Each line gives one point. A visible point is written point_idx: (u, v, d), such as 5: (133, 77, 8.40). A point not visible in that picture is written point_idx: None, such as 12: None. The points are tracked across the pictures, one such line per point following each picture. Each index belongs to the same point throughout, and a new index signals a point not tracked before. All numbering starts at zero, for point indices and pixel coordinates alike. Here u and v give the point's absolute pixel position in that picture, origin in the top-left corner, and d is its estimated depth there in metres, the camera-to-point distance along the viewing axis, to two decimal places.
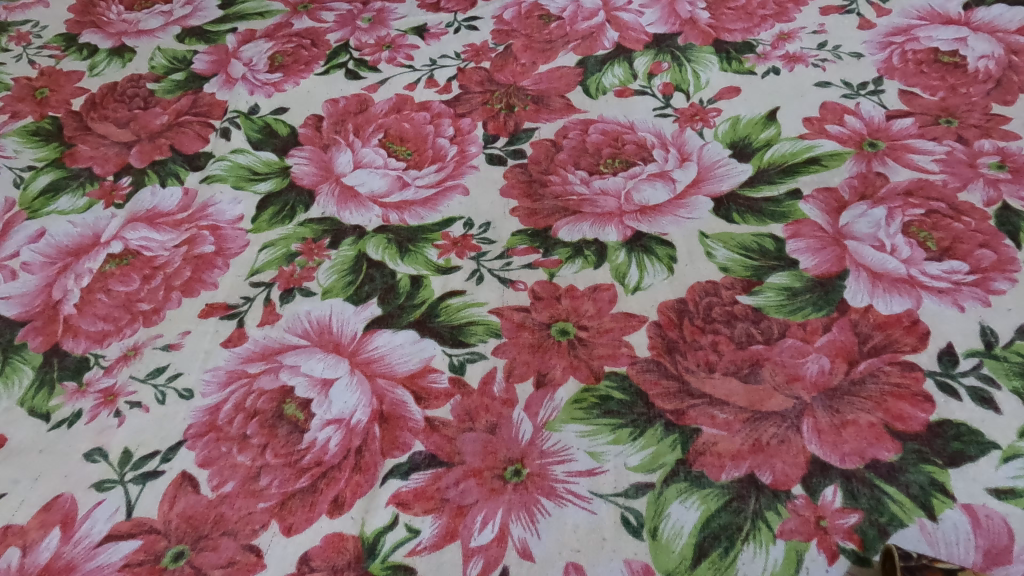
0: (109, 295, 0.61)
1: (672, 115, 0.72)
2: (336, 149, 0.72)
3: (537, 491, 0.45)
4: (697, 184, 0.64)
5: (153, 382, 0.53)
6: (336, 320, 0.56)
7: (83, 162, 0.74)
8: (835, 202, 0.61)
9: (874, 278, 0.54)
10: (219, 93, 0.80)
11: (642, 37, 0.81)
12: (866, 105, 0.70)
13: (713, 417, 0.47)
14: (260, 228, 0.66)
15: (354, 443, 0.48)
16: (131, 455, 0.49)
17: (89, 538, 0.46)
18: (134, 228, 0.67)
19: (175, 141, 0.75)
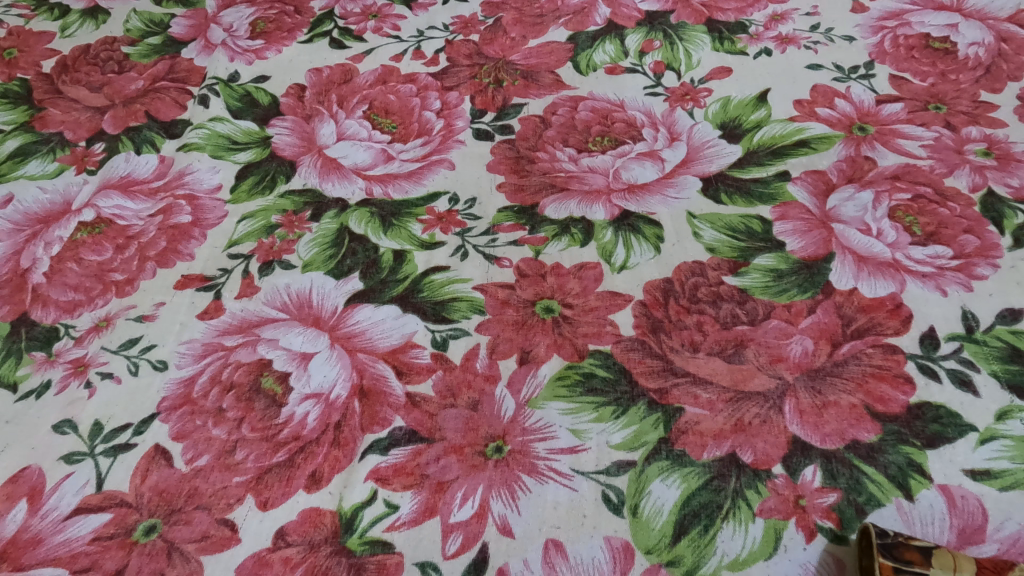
0: (81, 264, 0.59)
1: (662, 94, 0.71)
2: (318, 120, 0.70)
3: (518, 468, 0.45)
4: (686, 164, 0.63)
5: (125, 353, 0.52)
6: (316, 294, 0.55)
7: (54, 127, 0.72)
8: (823, 185, 0.61)
9: (859, 261, 0.54)
10: (198, 59, 0.78)
11: (634, 13, 0.80)
12: (856, 89, 0.70)
13: (696, 397, 0.47)
14: (239, 199, 0.64)
15: (333, 418, 0.47)
16: (102, 427, 0.48)
17: (56, 512, 0.44)
18: (107, 196, 0.64)
19: (151, 107, 0.73)
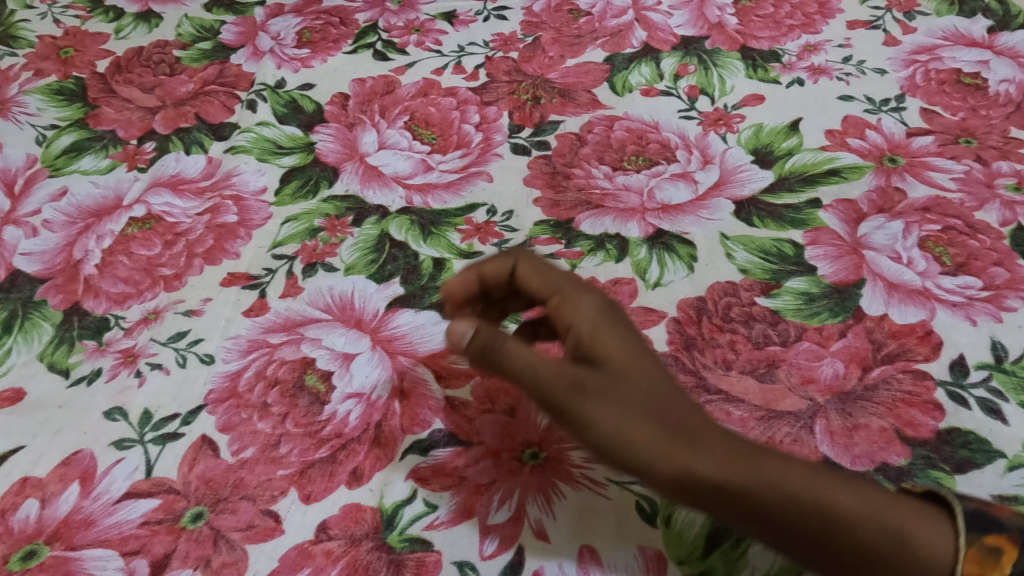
0: (131, 258, 0.61)
1: (696, 118, 0.73)
2: (361, 129, 0.73)
3: (554, 475, 0.46)
4: (719, 186, 0.65)
5: (174, 346, 0.54)
6: (358, 297, 0.57)
7: (107, 125, 0.74)
8: (854, 213, 0.62)
9: (889, 288, 0.55)
10: (246, 65, 0.80)
11: (670, 38, 0.82)
12: (887, 121, 0.71)
13: (729, 413, 0.48)
14: (283, 202, 0.66)
15: (374, 418, 0.48)
16: (151, 416, 0.49)
17: (107, 495, 0.46)
18: (157, 194, 0.67)
19: (200, 110, 0.75)
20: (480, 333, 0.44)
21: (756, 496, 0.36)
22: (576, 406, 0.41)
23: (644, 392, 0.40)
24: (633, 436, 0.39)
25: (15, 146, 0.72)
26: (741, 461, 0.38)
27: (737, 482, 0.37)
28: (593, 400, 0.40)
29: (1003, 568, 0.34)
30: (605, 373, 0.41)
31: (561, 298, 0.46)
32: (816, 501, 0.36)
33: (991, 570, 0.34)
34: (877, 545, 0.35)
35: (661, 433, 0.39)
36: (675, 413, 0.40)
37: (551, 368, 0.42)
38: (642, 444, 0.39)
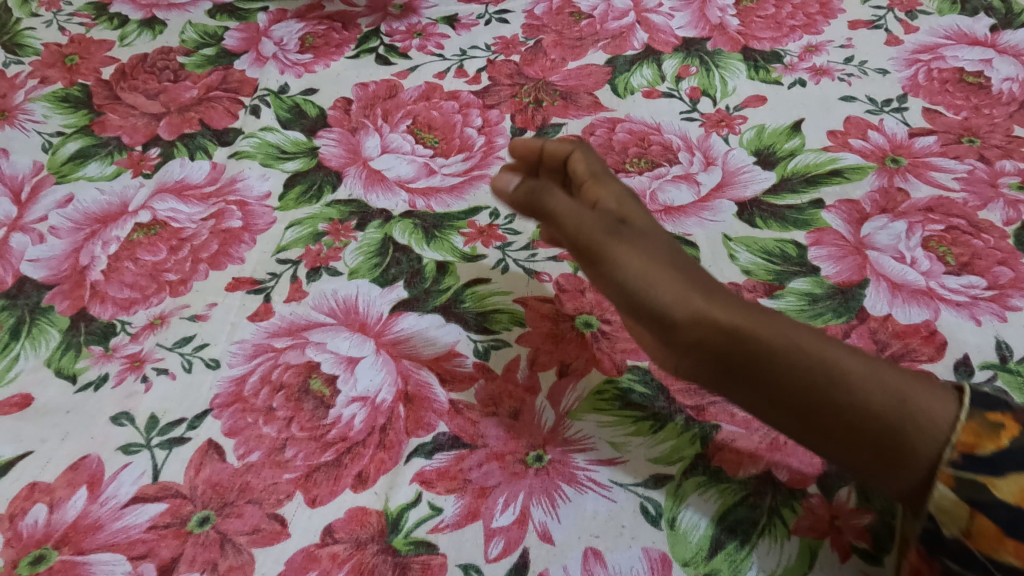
0: (137, 264, 0.62)
1: (698, 119, 0.73)
2: (364, 133, 0.73)
3: (558, 477, 0.46)
4: (721, 188, 0.66)
5: (180, 351, 0.54)
6: (362, 301, 0.57)
7: (113, 131, 0.75)
8: (857, 213, 0.62)
9: (894, 288, 0.55)
10: (250, 71, 0.81)
11: (671, 40, 0.82)
12: (889, 121, 0.71)
13: (733, 415, 0.48)
14: (287, 206, 0.66)
15: (379, 421, 0.48)
16: (158, 421, 0.50)
17: (115, 499, 0.46)
18: (162, 199, 0.67)
19: (204, 116, 0.76)
20: (526, 182, 0.51)
21: (766, 338, 0.41)
22: (606, 247, 0.47)
23: (668, 251, 0.47)
24: (655, 277, 0.45)
25: (21, 153, 0.73)
26: (751, 316, 0.42)
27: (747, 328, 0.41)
28: (619, 246, 0.47)
29: (1000, 441, 0.36)
30: (634, 230, 0.48)
31: (595, 182, 0.54)
32: (823, 355, 0.40)
33: (986, 441, 0.36)
34: (878, 403, 0.38)
35: (683, 284, 0.44)
36: (696, 272, 0.46)
37: (591, 218, 0.48)
38: (659, 283, 0.44)
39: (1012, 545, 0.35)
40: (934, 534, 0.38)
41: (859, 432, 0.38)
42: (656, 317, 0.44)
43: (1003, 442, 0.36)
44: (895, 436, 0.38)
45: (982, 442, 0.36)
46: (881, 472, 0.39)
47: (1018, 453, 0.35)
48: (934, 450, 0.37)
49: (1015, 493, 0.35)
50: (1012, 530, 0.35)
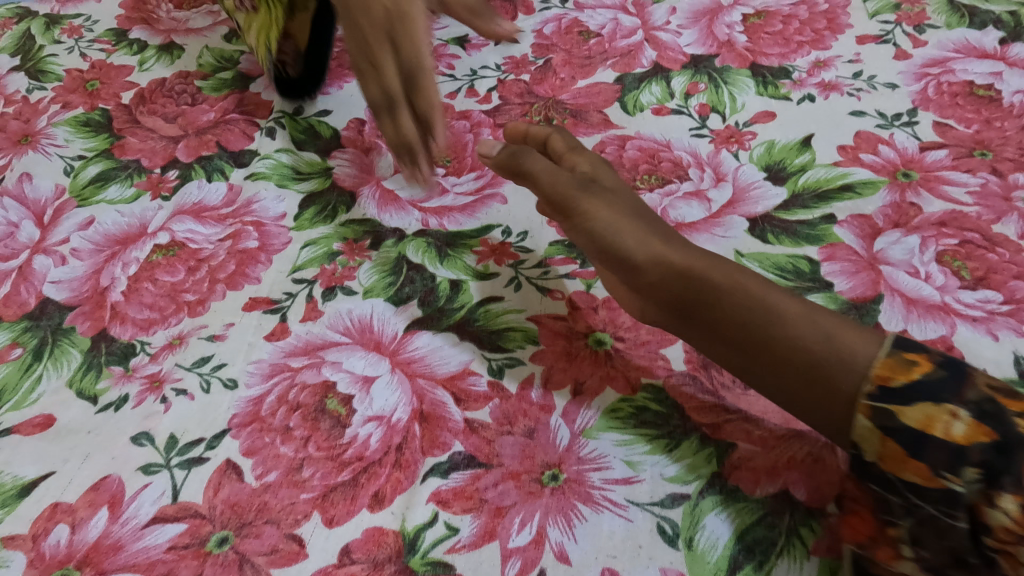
0: (156, 284, 0.63)
1: (707, 136, 0.74)
2: (377, 153, 0.74)
3: (575, 496, 0.46)
4: (732, 204, 0.66)
5: (198, 371, 0.55)
6: (376, 320, 0.57)
7: (132, 154, 0.77)
8: (870, 228, 0.62)
9: (908, 304, 0.55)
10: (265, 93, 0.82)
11: (680, 57, 0.83)
12: (900, 135, 0.71)
13: (749, 433, 0.48)
14: (302, 226, 0.67)
15: (395, 441, 0.49)
16: (177, 440, 0.50)
17: (135, 520, 0.47)
18: (180, 221, 0.69)
19: (221, 138, 0.77)
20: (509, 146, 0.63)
21: (711, 278, 0.49)
22: (578, 201, 0.57)
23: (632, 206, 0.56)
24: (620, 226, 0.54)
25: (44, 177, 0.75)
26: (699, 259, 0.51)
27: (697, 271, 0.50)
28: (587, 201, 0.56)
29: (911, 374, 0.38)
30: (603, 190, 0.58)
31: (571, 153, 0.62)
32: (757, 294, 0.47)
33: (899, 374, 0.39)
34: (810, 340, 0.43)
35: (645, 235, 0.54)
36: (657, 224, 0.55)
37: (566, 177, 0.58)
38: (621, 230, 0.54)
39: (915, 466, 0.37)
40: (857, 458, 0.40)
41: (787, 360, 0.44)
42: (621, 260, 0.53)
43: (914, 375, 0.38)
44: (819, 366, 0.42)
45: (895, 375, 0.39)
46: (805, 401, 0.43)
47: (926, 386, 0.37)
48: (855, 384, 0.40)
49: (920, 419, 0.37)
50: (917, 453, 0.37)
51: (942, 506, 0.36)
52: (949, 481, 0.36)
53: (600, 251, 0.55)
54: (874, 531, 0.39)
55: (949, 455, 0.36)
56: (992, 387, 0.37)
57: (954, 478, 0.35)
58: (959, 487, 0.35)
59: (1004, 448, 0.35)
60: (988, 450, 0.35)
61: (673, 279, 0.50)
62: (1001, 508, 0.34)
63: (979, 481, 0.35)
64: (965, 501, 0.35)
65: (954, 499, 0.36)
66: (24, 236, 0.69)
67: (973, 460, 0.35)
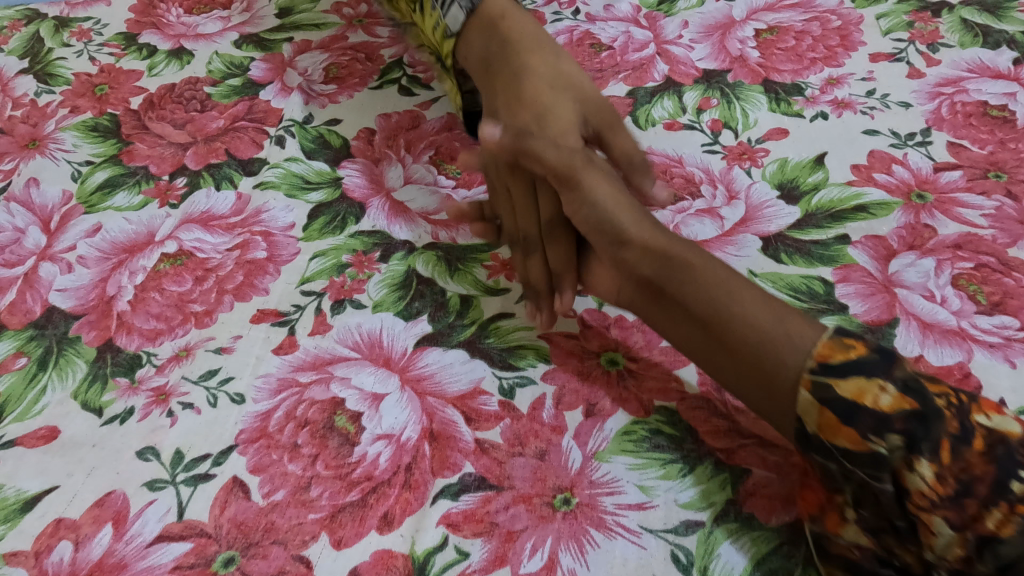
0: (163, 294, 0.62)
1: (720, 152, 0.74)
2: (387, 164, 0.74)
3: (587, 521, 0.45)
4: (745, 222, 0.66)
5: (205, 384, 0.54)
6: (386, 335, 0.57)
7: (140, 161, 0.76)
8: (884, 250, 0.61)
9: (924, 328, 0.54)
10: (275, 101, 0.82)
11: (692, 71, 0.83)
12: (913, 155, 0.71)
13: (764, 459, 0.47)
14: (311, 237, 0.67)
15: (404, 460, 0.48)
16: (183, 456, 0.50)
17: (140, 538, 0.46)
18: (188, 229, 0.68)
19: (230, 146, 0.77)
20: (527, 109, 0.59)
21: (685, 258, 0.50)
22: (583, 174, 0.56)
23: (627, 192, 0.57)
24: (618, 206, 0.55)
25: (51, 183, 0.74)
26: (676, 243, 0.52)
27: (677, 253, 0.51)
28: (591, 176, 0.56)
29: (849, 354, 0.39)
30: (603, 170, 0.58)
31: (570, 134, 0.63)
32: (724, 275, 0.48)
33: (837, 353, 0.40)
34: (763, 319, 0.44)
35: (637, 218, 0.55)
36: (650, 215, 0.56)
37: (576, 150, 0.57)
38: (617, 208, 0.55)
39: (847, 433, 0.38)
40: (801, 433, 0.41)
41: (742, 338, 0.44)
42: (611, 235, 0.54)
43: (851, 355, 0.39)
44: (762, 342, 0.43)
45: (834, 354, 0.40)
46: (749, 380, 0.44)
47: (863, 364, 0.39)
48: (797, 360, 0.41)
49: (852, 391, 0.38)
50: (848, 420, 0.38)
51: (870, 469, 0.37)
52: (875, 444, 0.37)
53: (590, 222, 0.56)
54: (823, 502, 0.41)
55: (876, 422, 0.37)
56: (914, 371, 0.39)
57: (879, 441, 0.37)
58: (883, 451, 0.37)
59: (925, 418, 0.37)
60: (910, 419, 0.37)
61: (652, 257, 0.51)
62: (920, 473, 0.36)
63: (901, 448, 0.36)
64: (891, 466, 0.37)
65: (880, 463, 0.37)
66: (30, 242, 0.68)
67: (896, 427, 0.37)
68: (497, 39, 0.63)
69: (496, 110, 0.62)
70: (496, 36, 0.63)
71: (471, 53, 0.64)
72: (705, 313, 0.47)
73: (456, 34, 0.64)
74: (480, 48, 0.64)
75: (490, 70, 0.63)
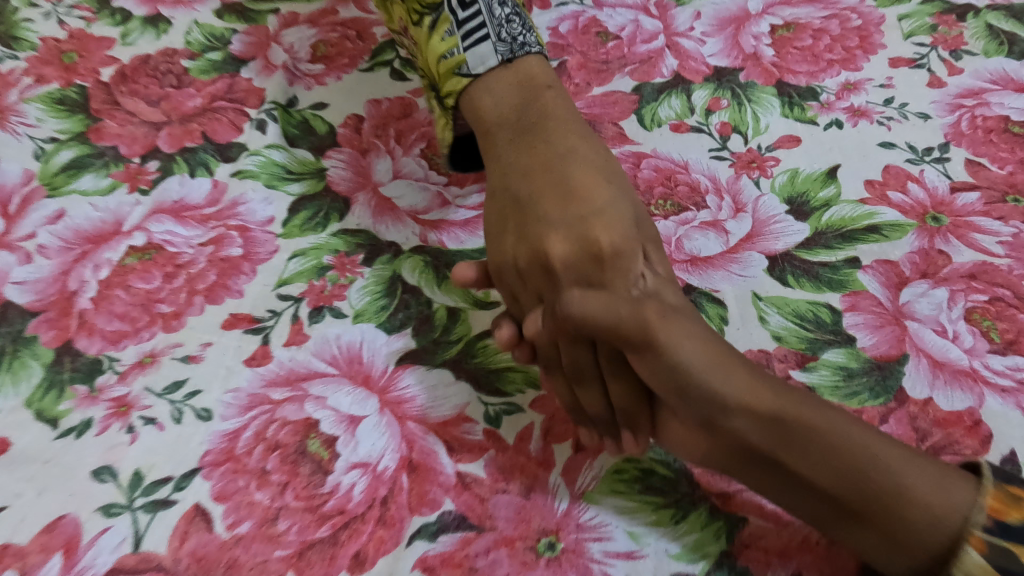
0: (128, 292, 0.58)
1: (728, 158, 0.70)
2: (375, 155, 0.69)
3: (571, 570, 0.42)
4: (751, 238, 0.62)
5: (169, 398, 0.50)
6: (366, 349, 0.53)
7: (109, 140, 0.71)
8: (896, 276, 0.58)
9: (935, 366, 0.51)
10: (257, 79, 0.76)
11: (702, 67, 0.78)
12: (930, 173, 0.67)
13: (761, 507, 0.44)
14: (291, 233, 0.63)
15: (380, 493, 0.45)
16: (142, 478, 0.46)
17: (91, 569, 0.43)
18: (158, 220, 0.63)
19: (207, 128, 0.72)
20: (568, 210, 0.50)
21: (802, 413, 0.41)
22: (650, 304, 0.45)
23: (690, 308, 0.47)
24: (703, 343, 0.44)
25: (11, 160, 0.69)
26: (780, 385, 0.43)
27: (790, 412, 0.41)
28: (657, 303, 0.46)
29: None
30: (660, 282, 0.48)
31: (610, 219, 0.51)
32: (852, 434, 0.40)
33: (1011, 509, 0.37)
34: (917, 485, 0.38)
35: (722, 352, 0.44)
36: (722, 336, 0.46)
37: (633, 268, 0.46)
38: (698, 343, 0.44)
39: None
40: None
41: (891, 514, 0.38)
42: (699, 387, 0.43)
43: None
44: (919, 518, 0.38)
45: (1010, 511, 0.37)
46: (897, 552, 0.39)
47: None
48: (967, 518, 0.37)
49: None
50: None
51: None
52: None
53: (673, 381, 0.44)
54: None
55: None
56: None
57: None
58: None
59: None
60: None
61: (759, 417, 0.42)
62: None
63: None
64: None
65: None
66: None
67: None
68: (531, 105, 0.56)
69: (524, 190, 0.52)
70: (531, 99, 0.56)
71: (495, 108, 0.56)
72: (851, 495, 0.39)
73: (474, 75, 0.57)
74: (509, 104, 0.56)
75: (522, 134, 0.55)
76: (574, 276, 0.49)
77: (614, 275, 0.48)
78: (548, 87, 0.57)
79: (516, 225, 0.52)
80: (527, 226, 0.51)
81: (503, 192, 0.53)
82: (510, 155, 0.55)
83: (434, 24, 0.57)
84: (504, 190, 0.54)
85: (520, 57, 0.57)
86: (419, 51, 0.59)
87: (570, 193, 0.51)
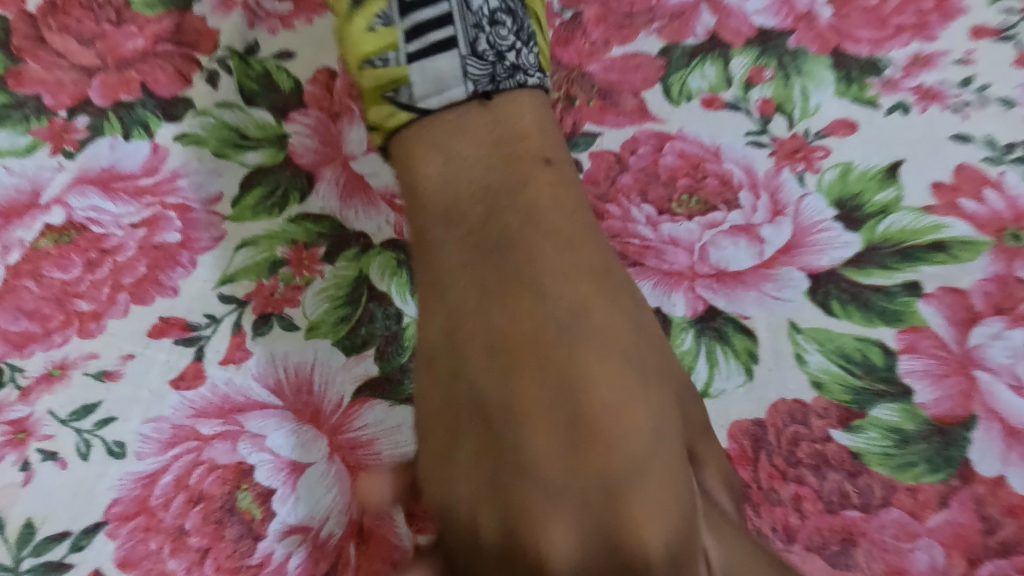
0: (42, 284, 0.49)
1: (768, 145, 0.56)
2: (349, 121, 0.55)
3: None
4: (789, 250, 0.51)
5: (77, 426, 0.42)
6: (319, 374, 0.44)
7: (30, 85, 0.58)
8: (966, 310, 0.47)
9: (1010, 436, 0.41)
10: (212, 19, 0.60)
11: (746, 28, 0.61)
12: (1012, 176, 0.52)
13: None
14: (241, 217, 0.52)
15: (321, 569, 0.38)
16: (33, 532, 0.39)
17: None
18: (82, 193, 0.53)
19: (148, 77, 0.58)
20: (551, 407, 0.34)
21: None
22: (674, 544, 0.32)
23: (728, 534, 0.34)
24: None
25: None
26: None
27: None
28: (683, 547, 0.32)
29: None
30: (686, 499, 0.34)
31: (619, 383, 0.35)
32: None
33: None
34: None
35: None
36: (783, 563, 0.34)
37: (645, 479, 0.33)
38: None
39: None
40: None
41: None
42: None
43: None
44: None
45: None
46: None
47: None
48: None
49: None
50: None
51: None
52: None
53: None
54: None
55: None
56: None
57: None
58: None
59: None
60: None
61: None
62: None
63: None
64: None
65: None
66: None
67: None
68: (507, 193, 0.41)
69: (498, 350, 0.36)
70: (508, 181, 0.41)
71: (435, 183, 0.42)
72: None
73: (419, 110, 0.42)
74: (472, 185, 0.42)
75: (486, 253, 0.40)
76: (565, 503, 0.33)
77: (623, 495, 0.33)
78: (540, 162, 0.42)
79: (490, 434, 0.36)
80: (503, 462, 0.35)
81: (464, 394, 0.36)
82: (477, 285, 0.39)
83: (366, 6, 0.44)
84: (453, 350, 0.38)
85: (503, 91, 0.43)
86: (337, 39, 0.45)
87: (579, 405, 0.34)
